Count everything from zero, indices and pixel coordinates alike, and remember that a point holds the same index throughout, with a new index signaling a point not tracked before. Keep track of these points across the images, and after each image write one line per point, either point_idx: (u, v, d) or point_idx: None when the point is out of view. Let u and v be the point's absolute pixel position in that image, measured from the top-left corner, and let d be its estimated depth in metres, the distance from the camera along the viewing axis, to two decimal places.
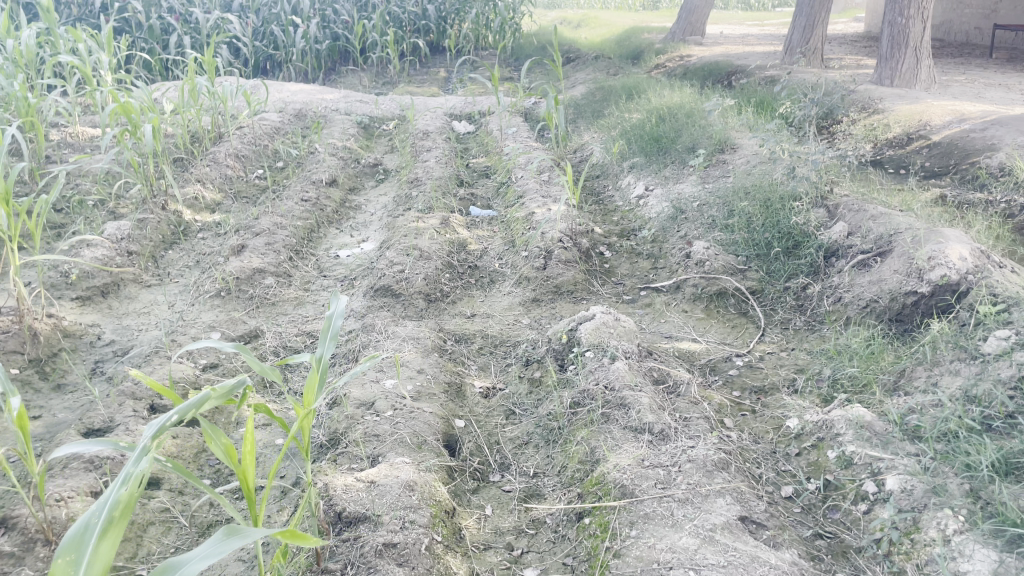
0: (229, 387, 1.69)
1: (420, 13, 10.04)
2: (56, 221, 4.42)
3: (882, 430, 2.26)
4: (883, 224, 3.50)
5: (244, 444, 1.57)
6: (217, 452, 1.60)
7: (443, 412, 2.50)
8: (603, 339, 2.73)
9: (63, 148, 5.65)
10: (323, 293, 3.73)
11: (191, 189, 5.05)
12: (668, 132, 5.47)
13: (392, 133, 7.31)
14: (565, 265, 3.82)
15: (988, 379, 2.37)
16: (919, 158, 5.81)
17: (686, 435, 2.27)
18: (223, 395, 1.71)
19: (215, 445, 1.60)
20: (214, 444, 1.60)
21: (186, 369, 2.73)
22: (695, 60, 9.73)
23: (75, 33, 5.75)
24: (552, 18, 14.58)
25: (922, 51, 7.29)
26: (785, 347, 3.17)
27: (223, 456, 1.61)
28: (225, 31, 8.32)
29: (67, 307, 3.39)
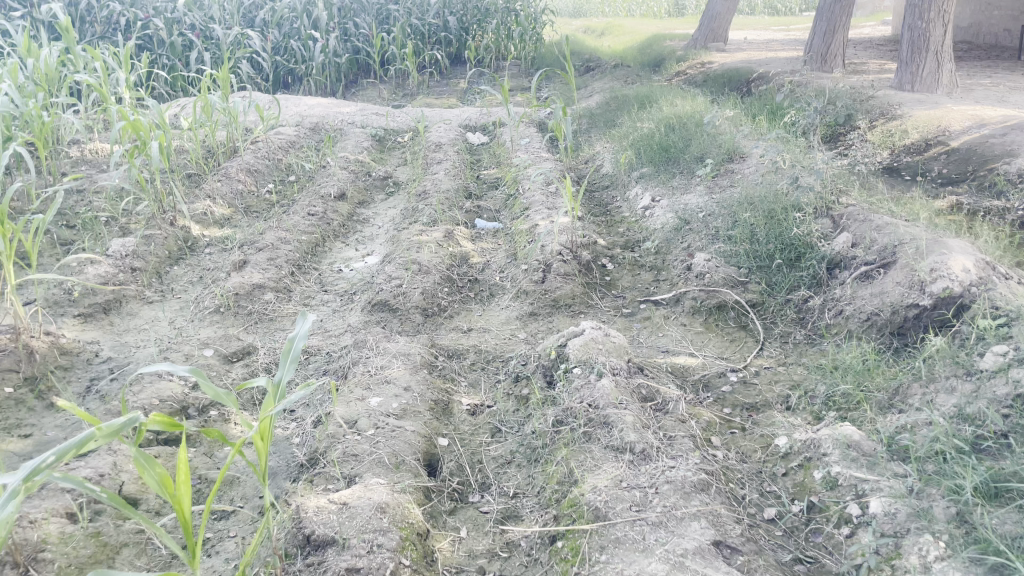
0: (116, 425, 1.57)
1: (441, 24, 10.01)
2: (67, 238, 4.48)
3: (870, 450, 2.21)
4: (887, 235, 3.42)
5: (177, 472, 1.57)
6: (150, 483, 1.59)
7: (425, 430, 2.47)
8: (591, 355, 2.70)
9: (80, 165, 5.68)
10: (322, 309, 3.73)
11: (201, 204, 5.07)
12: (677, 142, 5.41)
13: (405, 146, 7.15)
14: (563, 279, 3.79)
15: (983, 398, 2.30)
16: (936, 164, 5.68)
17: (668, 455, 2.23)
18: (113, 434, 1.59)
19: (147, 476, 1.58)
20: (147, 475, 1.59)
21: (174, 387, 2.74)
22: (715, 66, 9.61)
23: (92, 52, 5.76)
24: (575, 26, 14.50)
25: (944, 54, 7.10)
26: (783, 362, 3.11)
27: (157, 486, 1.59)
28: (246, 46, 8.36)
29: (68, 323, 3.42)
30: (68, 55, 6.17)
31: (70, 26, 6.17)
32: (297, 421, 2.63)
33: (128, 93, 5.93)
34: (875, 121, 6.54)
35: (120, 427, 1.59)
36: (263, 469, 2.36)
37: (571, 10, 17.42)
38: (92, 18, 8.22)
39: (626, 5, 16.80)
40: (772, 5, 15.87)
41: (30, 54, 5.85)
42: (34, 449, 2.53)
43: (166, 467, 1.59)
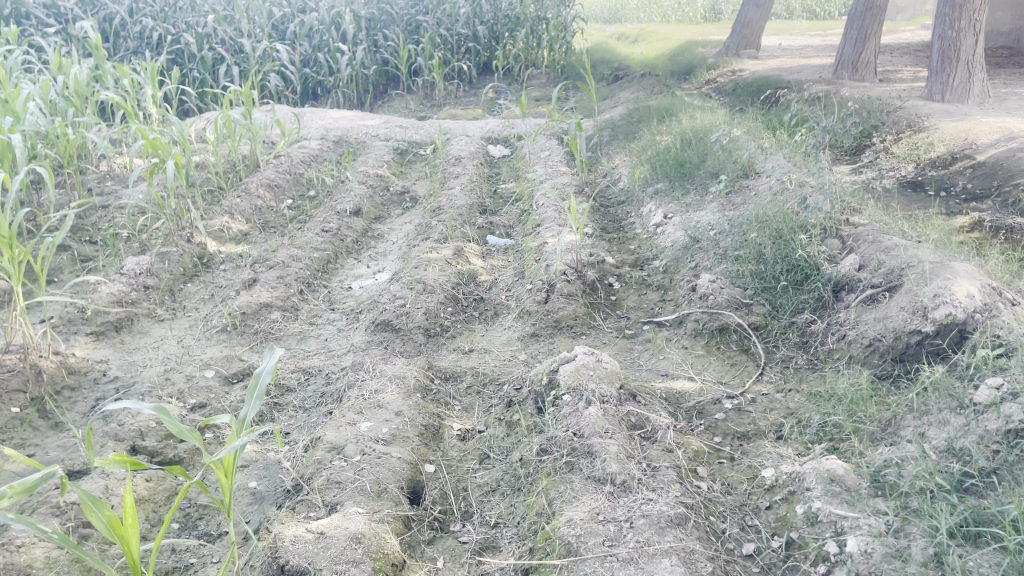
0: (25, 483, 1.68)
1: (470, 34, 9.95)
2: (87, 254, 4.59)
3: (853, 485, 2.20)
4: (895, 258, 3.35)
5: (127, 516, 1.69)
6: (99, 524, 1.70)
7: (412, 457, 2.50)
8: (582, 382, 2.69)
9: (106, 180, 5.72)
10: (327, 328, 3.78)
11: (218, 220, 5.14)
12: (693, 157, 5.34)
13: (426, 159, 6.99)
14: (566, 299, 3.80)
15: (974, 433, 2.26)
16: (961, 179, 5.38)
17: (649, 487, 2.23)
18: (25, 491, 1.71)
19: (96, 518, 1.69)
20: (95, 516, 1.70)
21: (172, 410, 2.84)
22: (745, 74, 9.47)
23: (119, 69, 5.79)
24: (607, 33, 14.37)
25: (975, 63, 6.77)
26: (782, 388, 3.08)
27: (105, 526, 1.71)
28: (275, 59, 8.39)
29: (81, 341, 3.53)
30: (97, 72, 6.22)
31: (99, 43, 6.22)
32: (289, 445, 2.68)
33: (153, 109, 5.94)
34: (900, 134, 6.24)
35: (34, 483, 1.71)
36: (252, 493, 2.41)
37: (606, 16, 17.29)
38: (126, 33, 8.27)
39: (660, 9, 16.58)
40: (811, 9, 15.55)
41: (60, 71, 5.90)
42: (36, 469, 2.61)
43: (113, 510, 1.70)
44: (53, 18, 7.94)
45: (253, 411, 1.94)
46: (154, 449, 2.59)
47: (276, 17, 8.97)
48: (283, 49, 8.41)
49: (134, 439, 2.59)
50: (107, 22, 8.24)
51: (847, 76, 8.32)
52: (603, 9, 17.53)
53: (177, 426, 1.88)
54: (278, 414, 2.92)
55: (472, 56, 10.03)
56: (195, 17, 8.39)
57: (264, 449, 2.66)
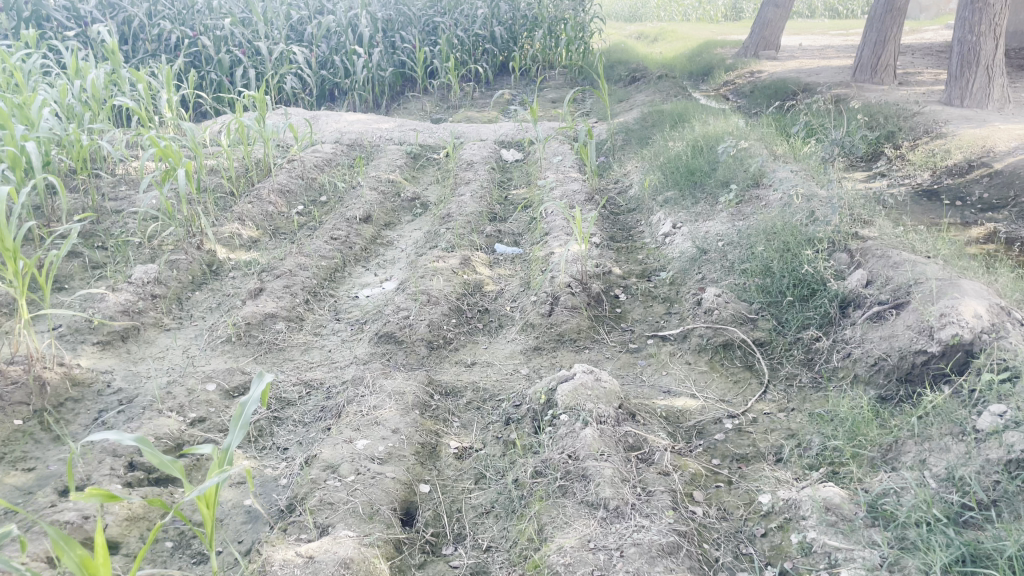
0: None
1: (487, 35, 9.88)
2: (98, 260, 4.62)
3: (849, 514, 2.18)
4: (902, 274, 3.31)
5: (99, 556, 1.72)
6: (71, 565, 1.74)
7: (407, 476, 2.50)
8: (579, 402, 2.68)
9: (120, 185, 5.71)
10: (332, 338, 3.78)
11: (229, 227, 5.16)
12: (705, 165, 5.29)
13: (439, 163, 6.95)
14: (570, 312, 3.79)
15: (974, 462, 2.22)
16: (977, 188, 5.29)
17: (642, 513, 2.22)
18: None
19: (68, 558, 1.73)
20: (66, 557, 1.74)
21: (171, 425, 2.86)
22: (763, 76, 9.39)
23: (135, 74, 5.76)
24: (626, 32, 14.28)
25: (995, 69, 6.67)
26: (784, 408, 3.05)
27: (78, 567, 1.74)
28: (292, 62, 8.39)
29: (87, 350, 3.56)
30: (112, 76, 6.21)
31: (115, 48, 6.21)
32: (286, 461, 2.69)
33: (167, 113, 5.91)
34: (917, 140, 6.13)
35: None
36: (246, 511, 2.42)
37: (626, 15, 17.18)
38: (144, 35, 8.25)
39: (681, 8, 16.45)
40: (833, 9, 15.38)
41: (76, 76, 5.89)
42: (35, 483, 2.63)
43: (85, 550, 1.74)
44: (72, 20, 7.95)
45: (235, 441, 2.03)
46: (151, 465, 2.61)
47: (294, 18, 8.93)
48: (300, 51, 8.36)
49: (131, 454, 2.61)
50: (125, 25, 8.23)
51: (866, 79, 8.24)
52: (623, 7, 17.40)
53: (158, 458, 1.94)
54: (277, 428, 2.92)
55: (489, 58, 9.95)
56: (213, 19, 8.36)
57: (260, 466, 2.67)
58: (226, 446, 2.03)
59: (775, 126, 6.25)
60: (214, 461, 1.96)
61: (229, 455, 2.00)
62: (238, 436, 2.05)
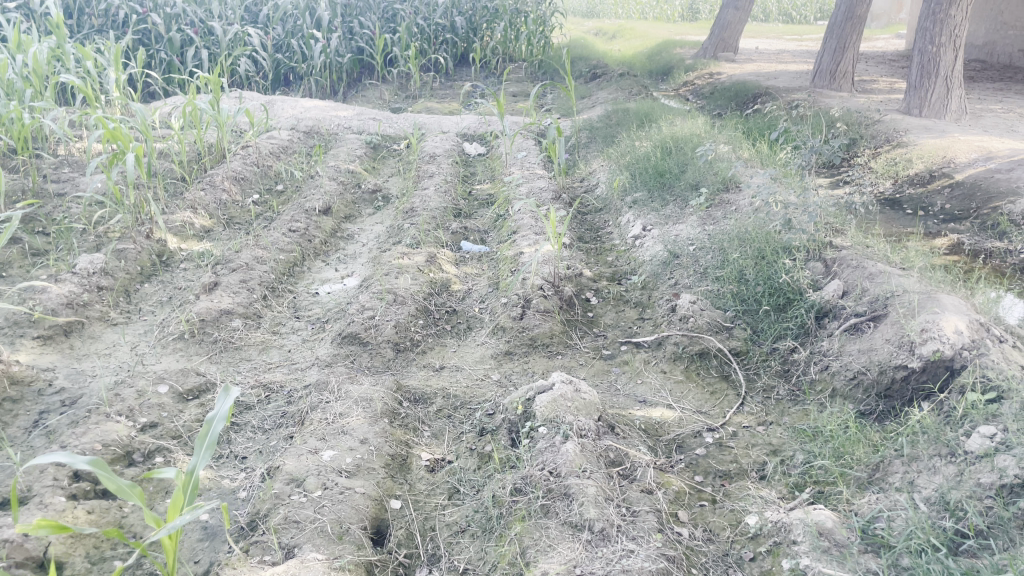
0: None
1: (448, 25, 9.64)
2: (39, 247, 4.35)
3: (843, 540, 2.12)
4: (879, 286, 3.25)
5: None
6: None
7: (377, 492, 2.37)
8: (559, 414, 2.56)
9: (63, 167, 5.39)
10: (291, 338, 3.60)
11: (180, 215, 4.90)
12: (673, 167, 5.20)
13: (400, 153, 6.74)
14: (542, 316, 3.68)
15: (966, 486, 2.16)
16: (939, 199, 5.28)
17: (629, 537, 2.13)
18: None
19: None
20: None
21: (120, 430, 2.67)
22: (724, 78, 9.38)
23: (81, 49, 5.39)
24: (586, 28, 14.18)
25: (954, 80, 6.70)
26: (763, 421, 2.99)
27: None
28: (247, 44, 8.05)
29: (26, 345, 3.32)
30: (56, 52, 5.84)
31: (60, 22, 5.85)
32: (246, 472, 2.53)
33: (115, 91, 5.57)
34: (878, 148, 6.17)
35: None
36: (203, 528, 2.25)
37: (586, 10, 17.19)
38: (90, 10, 7.84)
39: (638, 6, 16.48)
40: (787, 13, 15.54)
41: (16, 49, 5.52)
42: None
43: None
44: None
45: (201, 464, 1.90)
46: None
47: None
48: (255, 32, 8.03)
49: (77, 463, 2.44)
50: None
51: (825, 85, 8.27)
52: (580, 3, 17.38)
53: (115, 483, 1.81)
54: (235, 435, 2.75)
55: (449, 47, 9.73)
56: None
57: (217, 477, 2.51)
58: (192, 466, 1.90)
59: (741, 128, 6.22)
60: (178, 489, 1.83)
61: (195, 480, 1.88)
62: (206, 455, 1.92)
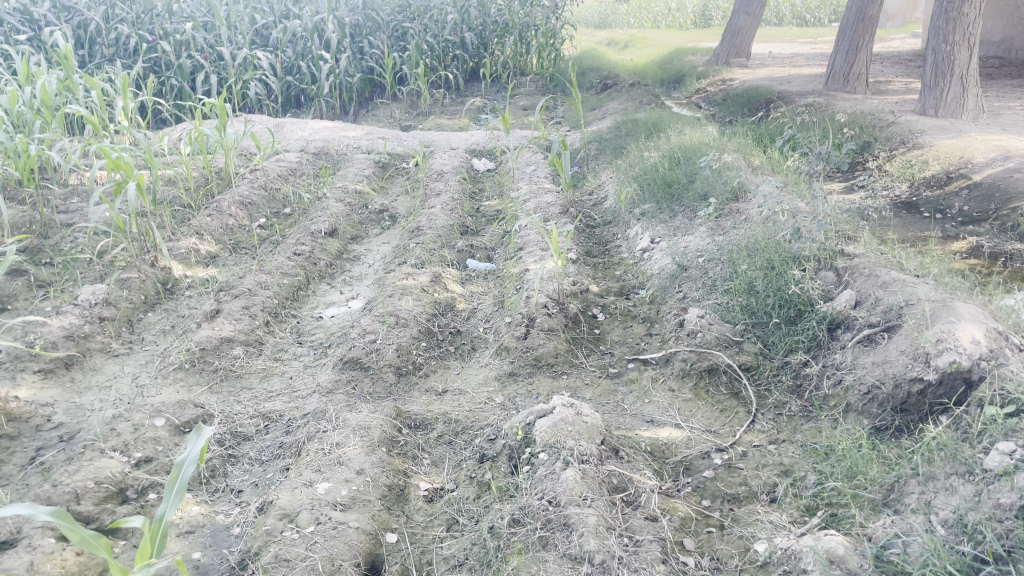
0: None
1: (458, 41, 9.59)
2: (45, 279, 4.34)
3: (855, 568, 2.03)
4: (893, 294, 3.14)
5: None
6: None
7: (372, 526, 2.32)
8: (559, 439, 2.49)
9: (71, 198, 5.39)
10: (293, 364, 3.56)
11: (185, 242, 4.87)
12: (681, 177, 5.10)
13: (408, 172, 6.70)
14: (547, 335, 3.60)
15: (985, 507, 2.05)
16: (957, 201, 5.14)
17: (630, 569, 2.05)
18: None
19: None
20: None
21: (113, 467, 2.63)
22: (736, 84, 9.27)
23: (89, 80, 5.37)
24: (598, 38, 14.12)
25: (969, 79, 6.56)
26: (774, 439, 2.89)
27: None
28: (256, 68, 8.04)
29: (27, 380, 3.30)
30: (64, 83, 5.85)
31: (67, 53, 5.86)
32: (241, 506, 2.48)
33: (123, 121, 5.55)
34: (894, 151, 6.03)
35: None
36: (195, 567, 2.21)
37: (597, 21, 17.16)
38: (101, 40, 7.87)
39: (651, 15, 16.39)
40: (801, 16, 15.39)
41: (25, 82, 5.52)
42: None
43: None
44: (25, 24, 7.55)
45: (170, 512, 1.90)
46: (89, 515, 2.43)
47: (258, 22, 8.58)
48: (265, 56, 8.03)
49: (68, 503, 2.44)
50: (81, 28, 7.83)
51: (838, 88, 8.14)
52: (592, 14, 17.34)
53: (77, 533, 1.78)
54: (232, 468, 2.70)
55: (459, 64, 9.68)
56: (174, 24, 8.00)
57: (212, 512, 2.46)
58: (160, 514, 1.90)
59: (751, 135, 6.11)
60: (145, 539, 1.82)
61: (163, 528, 1.87)
62: (173, 503, 1.91)
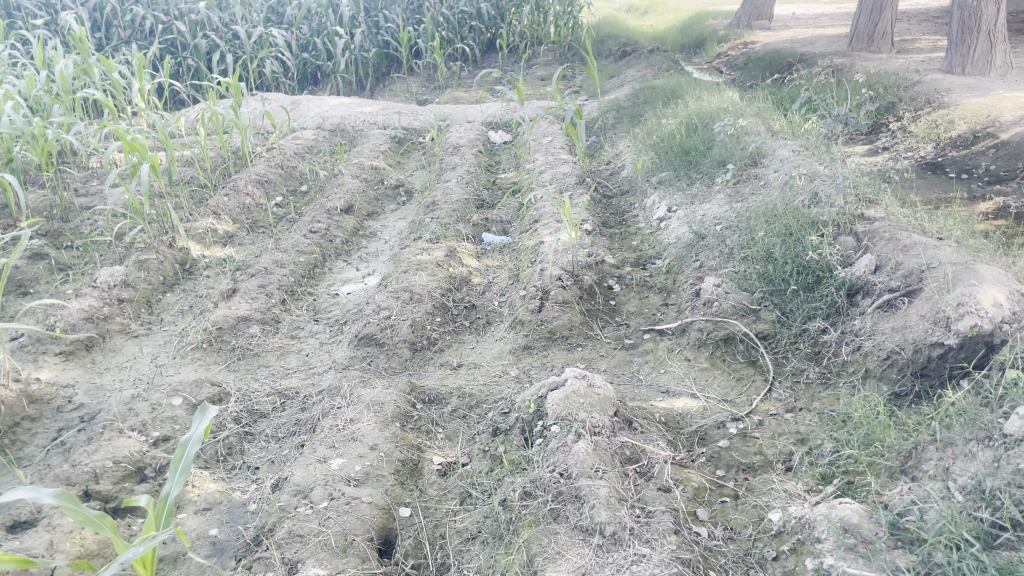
0: None
1: (474, 11, 9.45)
2: (66, 262, 4.39)
3: (869, 536, 2.00)
4: (914, 258, 3.07)
5: None
6: None
7: (385, 500, 2.34)
8: (571, 412, 2.49)
9: (91, 181, 5.41)
10: (309, 342, 3.57)
11: (203, 222, 4.88)
12: (699, 144, 5.02)
13: (425, 146, 6.65)
14: (561, 307, 3.58)
15: (1004, 472, 2.00)
16: (983, 160, 5.02)
17: (642, 540, 2.06)
18: None
19: None
20: None
21: (131, 446, 2.67)
22: (757, 47, 9.09)
23: (104, 62, 5.36)
24: (617, 5, 13.87)
25: (997, 34, 6.37)
26: (791, 407, 2.86)
27: None
28: (271, 46, 7.98)
29: (49, 361, 3.35)
30: (81, 67, 5.85)
31: (82, 36, 5.84)
32: (256, 483, 2.50)
33: (139, 102, 5.55)
34: (919, 110, 5.88)
35: None
36: (211, 543, 2.24)
37: None
38: (117, 21, 7.88)
39: None
40: None
41: (41, 67, 5.54)
42: None
43: None
44: (42, 9, 7.59)
45: (175, 488, 1.93)
46: (108, 494, 2.48)
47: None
48: (279, 33, 7.96)
49: (87, 482, 2.48)
50: (98, 11, 7.85)
51: (863, 48, 7.95)
52: None
53: (81, 514, 1.81)
54: (248, 446, 2.72)
55: (476, 35, 9.54)
56: (189, 3, 7.97)
57: (228, 489, 2.48)
58: (165, 492, 1.93)
59: (771, 99, 5.98)
60: (151, 513, 1.85)
61: (169, 504, 1.91)
62: (176, 480, 1.96)
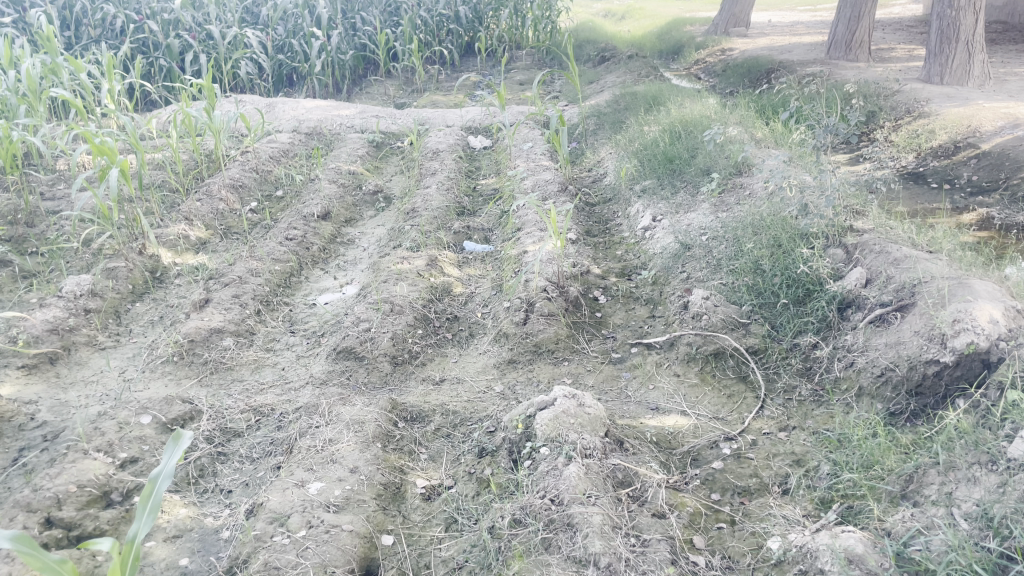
0: None
1: (453, 14, 9.33)
2: (30, 269, 4.21)
3: (875, 567, 1.93)
4: (906, 272, 3.01)
5: None
6: None
7: (366, 528, 2.23)
8: (561, 433, 2.39)
9: (58, 183, 5.21)
10: (285, 355, 3.44)
11: (175, 228, 4.72)
12: (682, 152, 4.94)
13: (403, 151, 6.53)
14: (547, 320, 3.48)
15: (1011, 498, 1.93)
16: (965, 170, 5.00)
17: (637, 571, 1.97)
18: None
19: None
20: None
21: (97, 469, 2.53)
22: (736, 54, 9.07)
23: (72, 62, 5.16)
24: (594, 10, 13.82)
25: (975, 44, 6.37)
26: (784, 426, 2.79)
27: None
28: (246, 48, 7.80)
29: (10, 376, 3.19)
30: (49, 67, 5.65)
31: (50, 34, 5.64)
32: (230, 508, 2.38)
33: (109, 104, 5.37)
34: (899, 120, 5.87)
35: None
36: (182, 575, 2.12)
37: None
38: (87, 20, 7.67)
39: None
40: None
41: (7, 66, 5.34)
42: None
43: None
44: (9, 7, 7.37)
45: (143, 530, 1.82)
46: (72, 521, 2.34)
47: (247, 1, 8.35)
48: (255, 34, 7.78)
49: (49, 509, 2.34)
50: (67, 9, 7.64)
51: (841, 57, 7.95)
52: None
53: (40, 561, 1.70)
54: (221, 467, 2.60)
55: (454, 39, 9.43)
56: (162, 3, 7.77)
57: (200, 515, 2.35)
58: (132, 534, 1.81)
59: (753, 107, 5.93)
60: (115, 559, 1.74)
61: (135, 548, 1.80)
62: (143, 520, 1.84)
